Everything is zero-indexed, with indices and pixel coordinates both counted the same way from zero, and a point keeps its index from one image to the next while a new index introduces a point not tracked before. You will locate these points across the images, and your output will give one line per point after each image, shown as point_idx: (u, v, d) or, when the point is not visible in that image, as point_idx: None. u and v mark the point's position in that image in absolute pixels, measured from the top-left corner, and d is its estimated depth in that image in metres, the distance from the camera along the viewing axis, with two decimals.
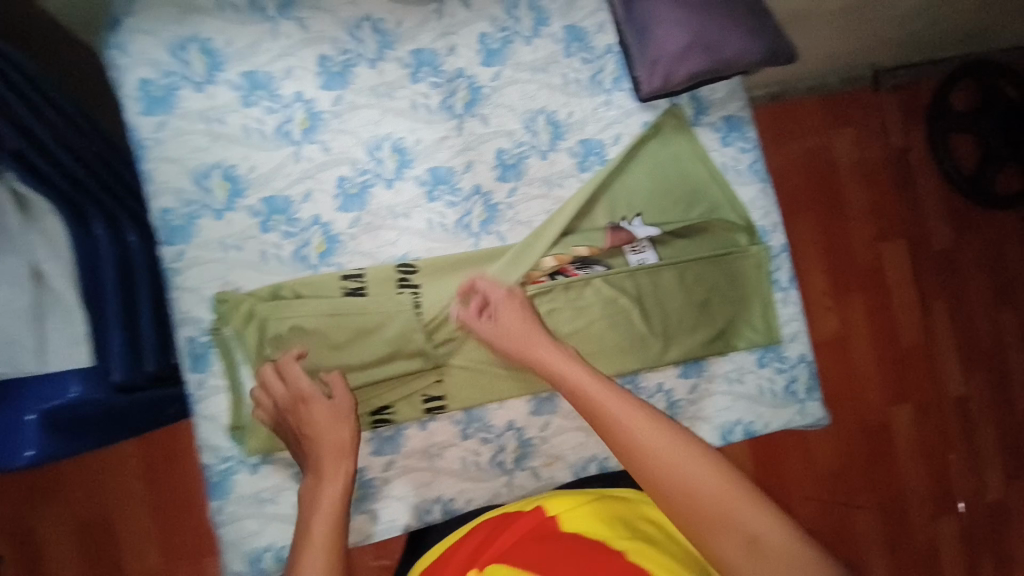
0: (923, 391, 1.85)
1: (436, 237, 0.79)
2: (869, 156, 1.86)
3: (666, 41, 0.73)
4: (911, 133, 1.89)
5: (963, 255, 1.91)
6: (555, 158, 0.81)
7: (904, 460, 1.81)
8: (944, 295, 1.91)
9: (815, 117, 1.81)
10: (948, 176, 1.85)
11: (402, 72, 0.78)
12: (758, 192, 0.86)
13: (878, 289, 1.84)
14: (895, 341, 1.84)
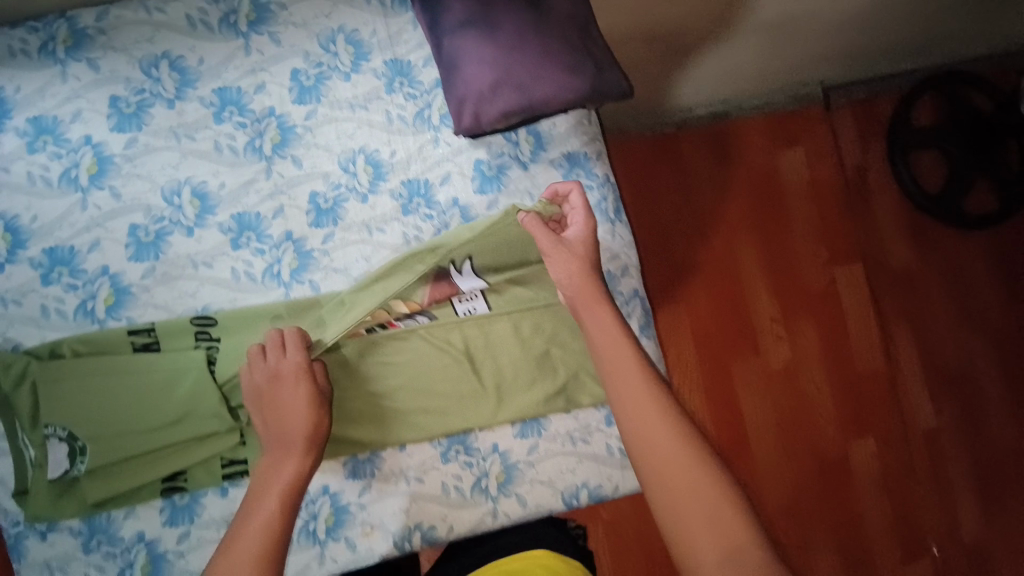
0: (888, 426, 1.58)
1: (241, 287, 0.74)
2: (822, 173, 1.65)
3: (474, 79, 0.67)
4: (867, 149, 1.68)
5: (933, 275, 1.67)
6: (376, 201, 0.76)
7: (867, 504, 1.54)
8: (909, 320, 1.65)
9: (756, 132, 1.63)
10: (907, 190, 1.64)
11: (204, 112, 0.74)
12: (605, 234, 0.78)
13: (832, 314, 1.60)
14: (854, 372, 1.59)
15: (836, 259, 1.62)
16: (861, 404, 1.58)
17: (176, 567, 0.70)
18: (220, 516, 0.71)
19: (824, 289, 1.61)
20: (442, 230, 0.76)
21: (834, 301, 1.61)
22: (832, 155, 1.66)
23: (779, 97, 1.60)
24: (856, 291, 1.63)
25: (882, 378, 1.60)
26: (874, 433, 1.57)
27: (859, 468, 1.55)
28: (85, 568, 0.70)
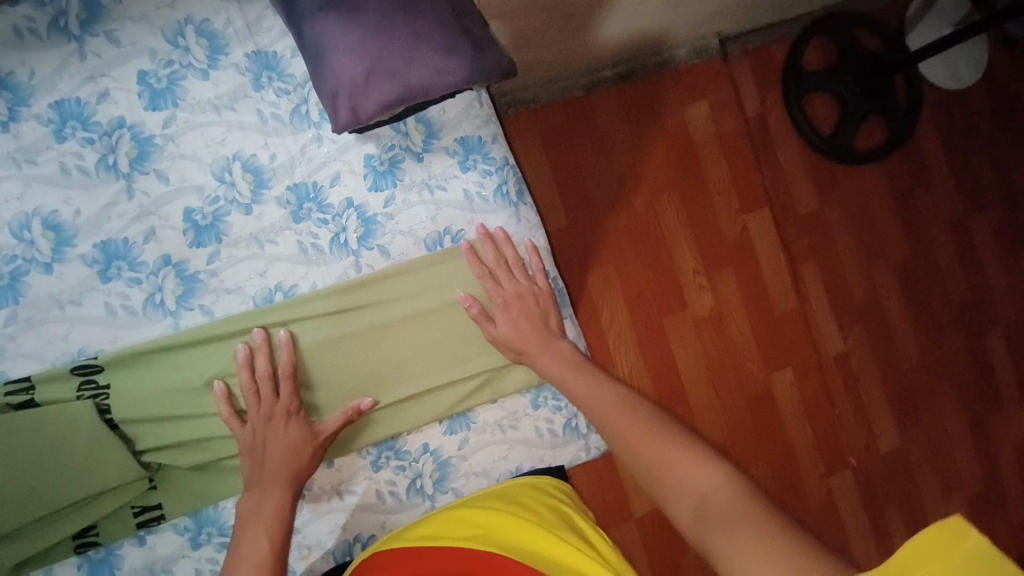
0: (805, 355, 1.69)
1: (121, 324, 0.67)
2: (727, 127, 1.67)
3: (341, 71, 0.64)
4: (768, 99, 1.71)
5: (834, 214, 1.75)
6: (262, 211, 0.71)
7: (792, 425, 1.67)
8: (817, 256, 1.73)
9: (664, 91, 1.63)
10: (805, 133, 1.69)
11: (43, 130, 0.66)
12: (509, 219, 0.78)
13: (748, 262, 1.66)
14: (772, 314, 1.67)
15: (748, 209, 1.68)
16: (779, 338, 1.68)
17: None
18: (144, 565, 0.67)
19: (739, 239, 1.66)
20: (339, 233, 0.73)
21: (748, 250, 1.67)
22: (737, 107, 1.68)
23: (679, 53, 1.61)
24: (768, 237, 1.69)
25: (795, 312, 1.69)
26: (793, 366, 1.68)
27: (782, 400, 1.67)
28: None
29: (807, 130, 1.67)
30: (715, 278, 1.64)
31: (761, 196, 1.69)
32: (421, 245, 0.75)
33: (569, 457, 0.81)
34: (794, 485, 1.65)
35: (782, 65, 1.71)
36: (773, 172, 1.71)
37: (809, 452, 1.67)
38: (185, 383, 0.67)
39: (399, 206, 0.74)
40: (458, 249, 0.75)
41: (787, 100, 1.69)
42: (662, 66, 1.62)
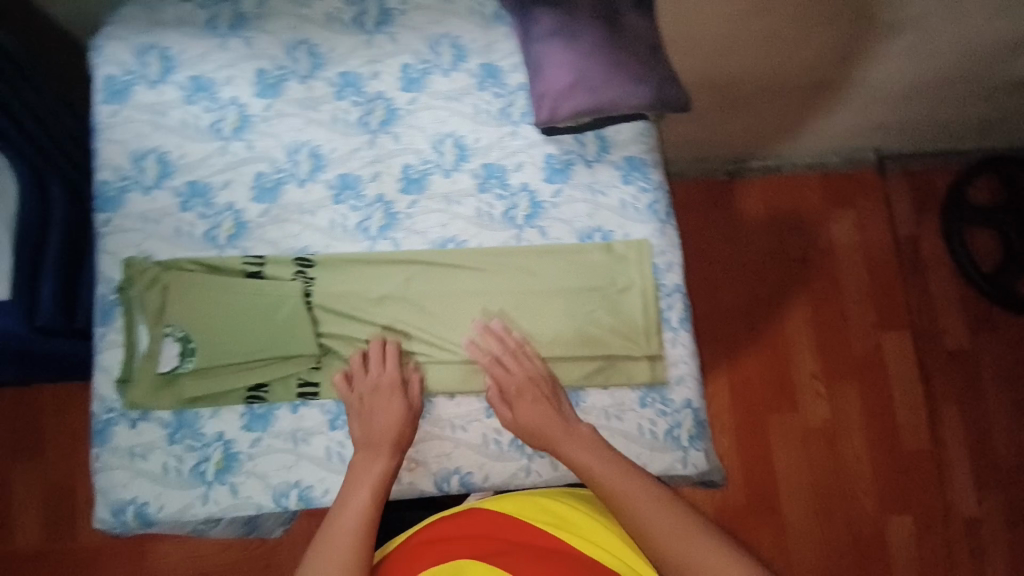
0: (932, 506, 1.50)
1: (336, 236, 0.85)
2: (873, 241, 1.64)
3: (553, 79, 0.79)
4: (924, 223, 1.66)
5: (985, 356, 1.60)
6: (457, 178, 0.87)
7: None
8: (960, 400, 1.58)
9: (813, 195, 1.65)
10: (963, 267, 1.60)
11: (329, 90, 0.88)
12: (654, 231, 0.86)
13: (877, 382, 1.56)
14: (896, 446, 1.53)
15: (884, 326, 1.60)
16: (902, 477, 1.51)
17: (245, 467, 0.78)
18: (289, 430, 0.79)
19: (869, 355, 1.58)
20: (510, 209, 0.86)
21: (879, 371, 1.57)
22: (886, 225, 1.65)
23: (834, 159, 1.64)
24: (904, 364, 1.58)
25: (925, 454, 1.53)
26: (914, 511, 1.49)
27: (895, 546, 1.47)
28: (166, 457, 0.78)
29: (966, 262, 1.59)
30: (837, 390, 1.55)
31: (902, 318, 1.61)
32: (575, 234, 0.86)
33: (665, 467, 0.80)
34: None
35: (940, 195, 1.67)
36: (920, 298, 1.63)
37: None
38: (365, 292, 0.82)
39: (564, 199, 0.87)
40: (607, 245, 0.85)
41: (946, 229, 1.62)
42: (814, 169, 1.65)
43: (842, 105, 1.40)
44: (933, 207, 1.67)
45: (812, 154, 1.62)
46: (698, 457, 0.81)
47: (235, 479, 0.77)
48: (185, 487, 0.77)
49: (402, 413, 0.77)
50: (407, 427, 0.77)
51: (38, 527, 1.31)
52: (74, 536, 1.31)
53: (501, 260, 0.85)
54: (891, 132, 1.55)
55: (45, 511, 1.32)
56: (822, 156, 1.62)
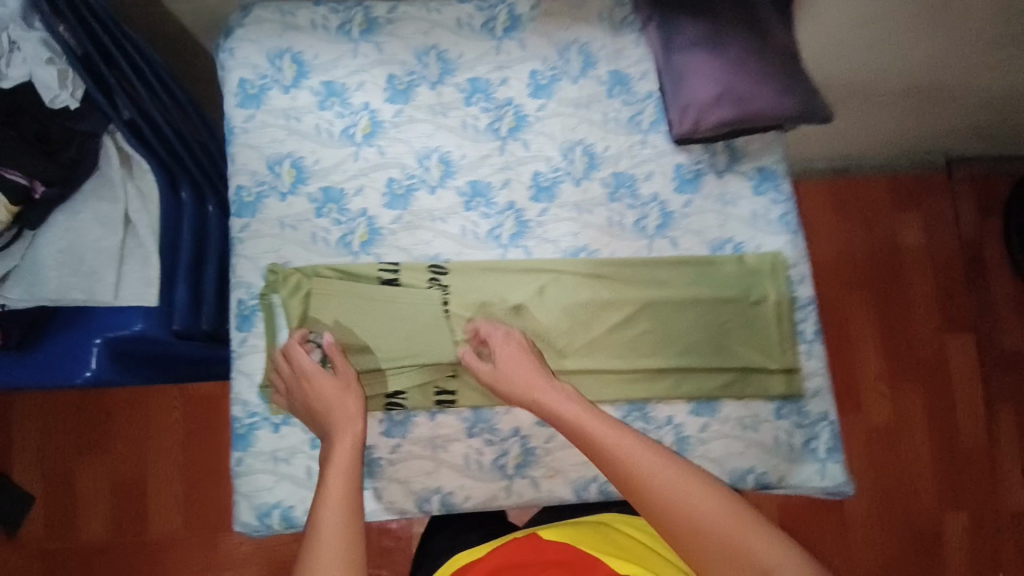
0: (984, 502, 1.50)
1: (467, 243, 0.84)
2: (938, 243, 1.62)
3: (698, 89, 0.78)
4: (983, 226, 1.64)
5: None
6: (587, 186, 0.86)
7: None
8: (1014, 401, 1.56)
9: (878, 196, 1.61)
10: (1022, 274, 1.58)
11: (458, 95, 0.87)
12: (787, 243, 0.85)
13: (940, 384, 1.55)
14: (956, 447, 1.53)
15: (948, 329, 1.59)
16: (957, 474, 1.51)
17: (386, 473, 0.81)
18: (428, 436, 0.81)
19: (933, 358, 1.56)
20: (641, 219, 0.86)
21: (941, 372, 1.56)
22: (951, 229, 1.62)
23: (900, 161, 1.60)
24: (963, 366, 1.57)
25: (979, 452, 1.53)
26: (968, 507, 1.49)
27: (950, 543, 1.48)
28: (310, 461, 0.80)
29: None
30: (899, 391, 1.54)
31: (964, 321, 1.59)
32: (706, 245, 0.85)
33: (802, 478, 0.82)
34: None
35: (1003, 197, 1.64)
36: (980, 302, 1.61)
37: None
38: (500, 301, 0.83)
39: (694, 210, 0.86)
40: (740, 258, 0.84)
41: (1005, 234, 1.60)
42: (882, 171, 1.61)
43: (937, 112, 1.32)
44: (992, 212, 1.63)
45: (878, 156, 1.57)
46: (836, 469, 0.82)
47: (377, 483, 0.81)
48: None
49: (345, 389, 0.74)
50: (349, 396, 0.74)
51: (117, 510, 1.34)
52: (152, 522, 1.33)
53: (631, 270, 0.84)
54: (974, 138, 1.53)
55: (120, 497, 1.34)
56: (887, 159, 1.58)
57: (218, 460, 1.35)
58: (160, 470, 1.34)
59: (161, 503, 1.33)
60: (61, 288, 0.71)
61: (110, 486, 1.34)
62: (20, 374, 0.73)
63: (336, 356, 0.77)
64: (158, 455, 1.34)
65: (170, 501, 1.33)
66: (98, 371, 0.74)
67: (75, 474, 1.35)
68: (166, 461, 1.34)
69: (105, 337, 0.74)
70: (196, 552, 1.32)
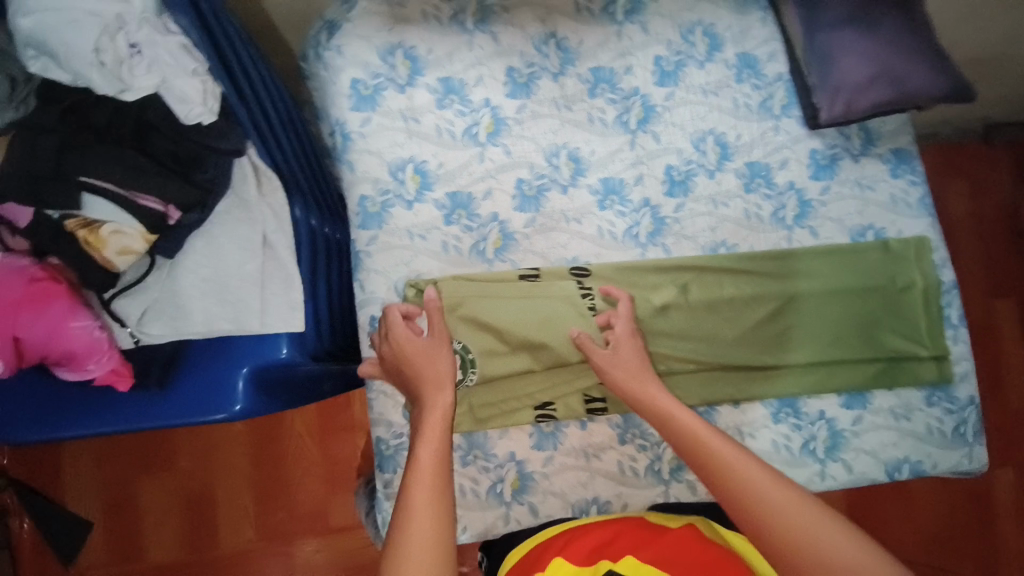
0: None
1: (606, 244, 0.81)
2: (986, 208, 1.57)
3: (850, 71, 0.75)
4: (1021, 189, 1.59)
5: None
6: (721, 178, 0.83)
7: (1013, 533, 1.48)
8: None
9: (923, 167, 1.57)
10: None
11: (581, 87, 0.82)
12: (928, 227, 0.84)
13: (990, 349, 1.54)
14: (1009, 409, 1.52)
15: (997, 294, 1.55)
16: (1009, 436, 1.52)
17: (541, 487, 0.77)
18: (580, 446, 0.78)
19: (983, 324, 1.54)
20: (779, 209, 0.83)
21: (992, 338, 1.54)
22: (995, 192, 1.58)
23: (944, 129, 1.55)
24: (1011, 331, 1.55)
25: None
26: (1022, 465, 1.50)
27: (1005, 500, 1.49)
28: (461, 479, 0.77)
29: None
30: None
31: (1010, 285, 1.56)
32: (847, 232, 0.83)
33: (954, 463, 0.80)
34: None
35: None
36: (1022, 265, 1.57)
37: None
38: (646, 302, 0.79)
39: (833, 196, 0.83)
40: (885, 244, 0.82)
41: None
42: (928, 138, 1.56)
43: (999, 75, 1.27)
44: None
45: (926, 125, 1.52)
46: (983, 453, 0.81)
47: (532, 499, 0.77)
48: (485, 507, 0.76)
49: (441, 351, 0.70)
50: (444, 356, 0.70)
51: (177, 533, 1.22)
52: (221, 542, 1.22)
53: (770, 260, 0.81)
54: None
55: (181, 518, 1.22)
56: (933, 128, 1.53)
57: (289, 465, 1.24)
58: (225, 483, 1.23)
59: (226, 521, 1.22)
60: (207, 318, 0.67)
61: (168, 506, 1.22)
62: (159, 415, 0.67)
63: (436, 317, 0.71)
64: (223, 466, 1.23)
65: (240, 518, 1.22)
66: (247, 404, 0.69)
67: (127, 497, 1.22)
68: (230, 475, 1.23)
69: (253, 365, 0.70)
70: (276, 566, 1.21)
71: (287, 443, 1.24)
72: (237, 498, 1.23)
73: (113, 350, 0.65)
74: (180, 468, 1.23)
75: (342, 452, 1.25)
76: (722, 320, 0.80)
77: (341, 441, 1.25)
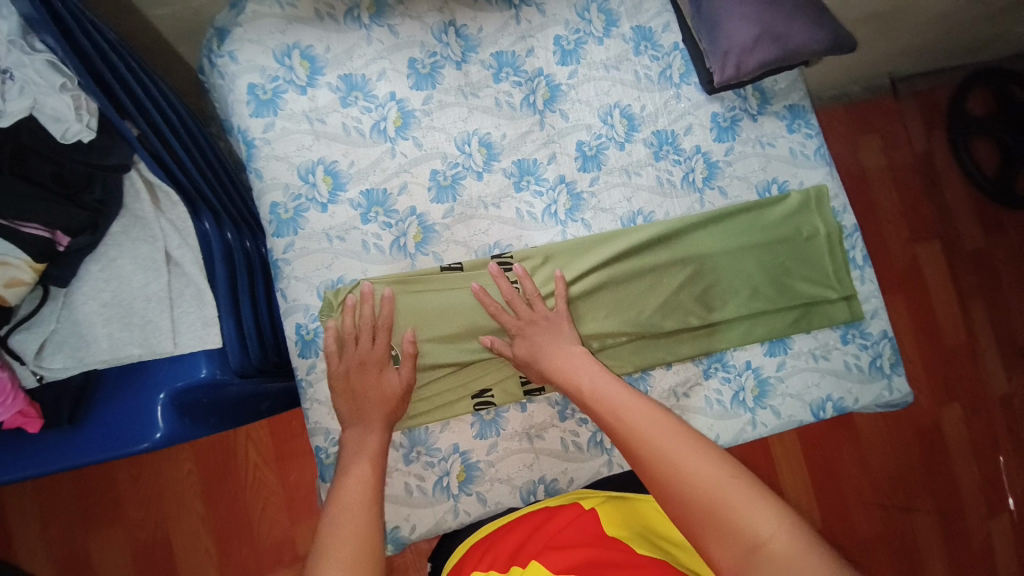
0: (970, 389, 1.62)
1: (526, 225, 0.82)
2: (898, 160, 1.67)
3: (737, 34, 0.78)
4: (932, 137, 1.70)
5: (999, 254, 1.70)
6: (631, 149, 0.85)
7: (959, 460, 1.58)
8: (982, 298, 1.67)
9: (836, 123, 1.65)
10: (971, 175, 1.67)
11: (485, 73, 0.84)
12: (826, 175, 0.88)
13: (917, 288, 1.62)
14: (942, 344, 1.62)
15: (919, 238, 1.65)
16: (945, 370, 1.61)
17: (487, 475, 0.77)
18: (522, 428, 0.79)
19: (907, 268, 1.63)
20: (689, 173, 0.86)
21: (919, 281, 1.63)
22: (905, 143, 1.68)
23: (853, 88, 1.62)
24: (937, 273, 1.64)
25: (961, 347, 1.63)
26: (961, 397, 1.61)
27: (949, 434, 1.59)
28: (406, 477, 0.76)
29: (976, 171, 1.66)
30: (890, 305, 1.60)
31: (931, 228, 1.66)
32: (754, 189, 0.87)
33: (875, 397, 0.84)
34: (955, 520, 1.56)
35: (946, 110, 1.71)
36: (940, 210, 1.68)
37: (974, 490, 1.58)
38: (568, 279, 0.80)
39: (737, 156, 0.87)
40: (788, 197, 0.86)
41: (952, 143, 1.68)
42: (838, 99, 1.63)
43: (885, 30, 1.36)
44: (938, 123, 1.70)
45: (834, 85, 1.60)
46: (901, 382, 0.86)
47: (479, 487, 0.77)
48: (434, 502, 0.76)
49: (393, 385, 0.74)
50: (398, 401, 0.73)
51: None
52: None
53: (680, 225, 0.83)
54: (934, 56, 1.61)
55: (140, 568, 1.17)
56: (844, 87, 1.60)
57: (248, 499, 1.21)
58: (182, 528, 1.19)
59: (188, 564, 1.18)
60: (114, 345, 0.66)
61: (123, 559, 1.18)
62: (77, 452, 0.65)
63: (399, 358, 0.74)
64: (178, 510, 1.19)
65: (201, 559, 1.19)
66: (167, 430, 0.67)
67: (77, 555, 1.17)
68: (185, 518, 1.19)
69: (171, 389, 0.68)
70: None
71: (245, 474, 1.21)
72: (197, 541, 1.19)
73: (19, 390, 0.61)
74: (130, 520, 1.19)
75: (302, 479, 1.22)
76: (644, 291, 0.82)
77: (300, 468, 1.22)
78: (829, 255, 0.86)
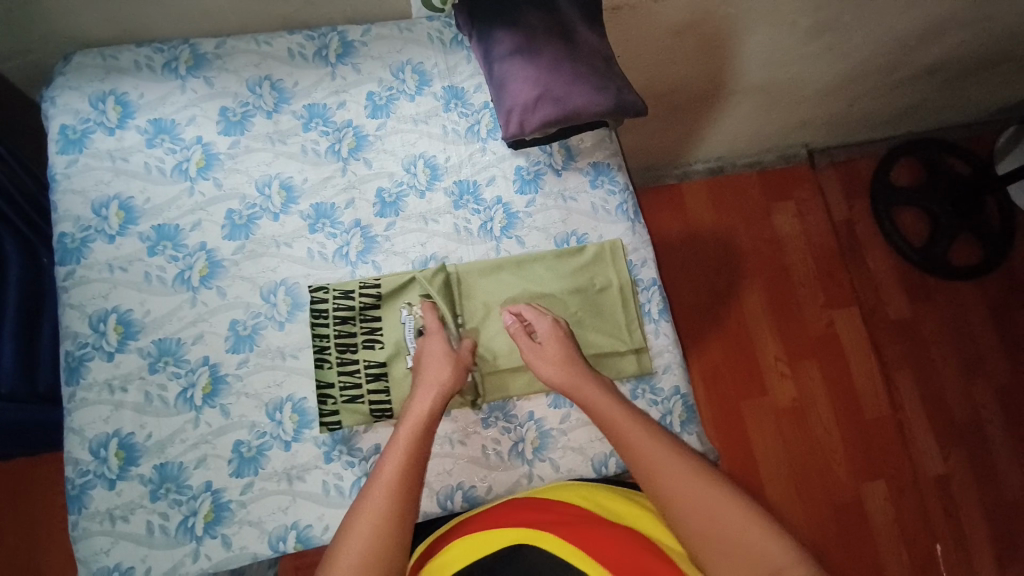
0: (897, 465, 1.46)
1: (315, 265, 0.84)
2: (813, 227, 1.62)
3: (518, 94, 0.83)
4: (854, 205, 1.65)
5: (929, 325, 1.58)
6: (431, 197, 0.88)
7: (885, 546, 1.40)
8: (909, 369, 1.54)
9: (752, 192, 1.61)
10: (897, 247, 1.60)
11: (295, 122, 0.88)
12: (626, 230, 0.90)
13: (834, 357, 1.52)
14: (862, 415, 1.49)
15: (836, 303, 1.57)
16: (868, 443, 1.47)
17: (237, 517, 0.75)
18: (282, 469, 0.77)
19: (824, 333, 1.54)
20: (487, 222, 0.88)
21: (835, 345, 1.53)
22: (820, 212, 1.63)
23: (769, 156, 1.61)
24: (855, 340, 1.54)
25: (886, 419, 1.49)
26: (886, 475, 1.45)
27: (873, 517, 1.42)
28: (150, 516, 0.75)
29: (901, 243, 1.58)
30: (802, 370, 1.50)
31: (849, 295, 1.58)
32: (552, 240, 0.89)
33: None
34: None
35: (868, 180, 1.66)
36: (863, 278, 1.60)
37: None
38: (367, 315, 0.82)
39: (538, 208, 0.90)
40: (582, 249, 0.87)
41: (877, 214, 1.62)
42: (751, 165, 1.62)
43: (769, 105, 1.37)
44: (860, 191, 1.65)
45: (749, 151, 1.58)
46: (691, 441, 0.84)
47: (226, 531, 0.75)
48: (173, 545, 0.74)
49: (450, 364, 0.77)
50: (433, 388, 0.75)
51: None
52: None
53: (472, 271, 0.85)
54: (851, 127, 1.57)
55: None
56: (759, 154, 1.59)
57: None
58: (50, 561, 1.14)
59: None
60: None
61: None
62: None
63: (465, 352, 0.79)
64: (47, 542, 1.15)
65: None
66: None
67: None
68: (54, 547, 1.14)
69: None
70: None
71: None
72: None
73: None
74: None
75: None
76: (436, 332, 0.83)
77: None
78: (625, 307, 0.86)
